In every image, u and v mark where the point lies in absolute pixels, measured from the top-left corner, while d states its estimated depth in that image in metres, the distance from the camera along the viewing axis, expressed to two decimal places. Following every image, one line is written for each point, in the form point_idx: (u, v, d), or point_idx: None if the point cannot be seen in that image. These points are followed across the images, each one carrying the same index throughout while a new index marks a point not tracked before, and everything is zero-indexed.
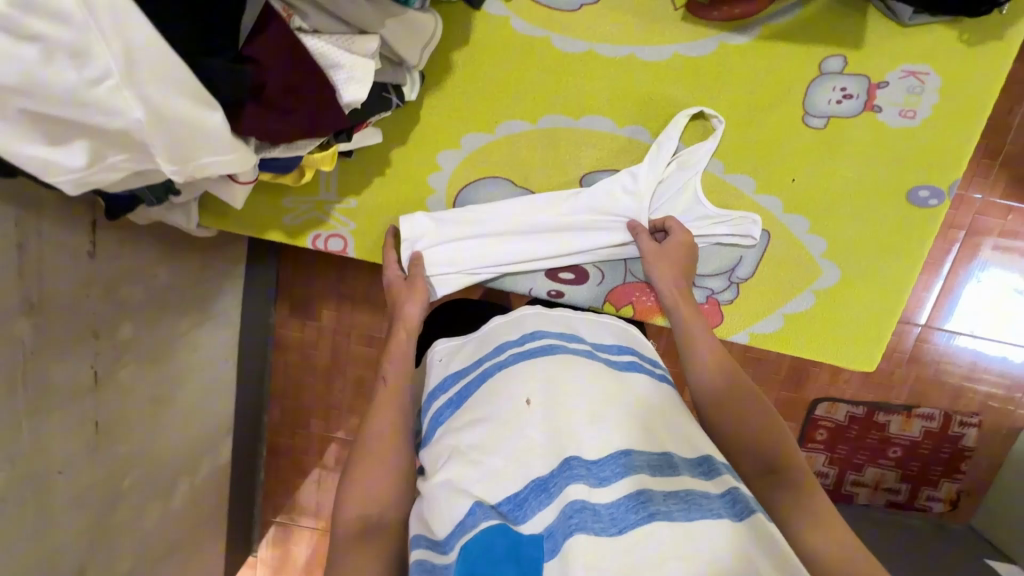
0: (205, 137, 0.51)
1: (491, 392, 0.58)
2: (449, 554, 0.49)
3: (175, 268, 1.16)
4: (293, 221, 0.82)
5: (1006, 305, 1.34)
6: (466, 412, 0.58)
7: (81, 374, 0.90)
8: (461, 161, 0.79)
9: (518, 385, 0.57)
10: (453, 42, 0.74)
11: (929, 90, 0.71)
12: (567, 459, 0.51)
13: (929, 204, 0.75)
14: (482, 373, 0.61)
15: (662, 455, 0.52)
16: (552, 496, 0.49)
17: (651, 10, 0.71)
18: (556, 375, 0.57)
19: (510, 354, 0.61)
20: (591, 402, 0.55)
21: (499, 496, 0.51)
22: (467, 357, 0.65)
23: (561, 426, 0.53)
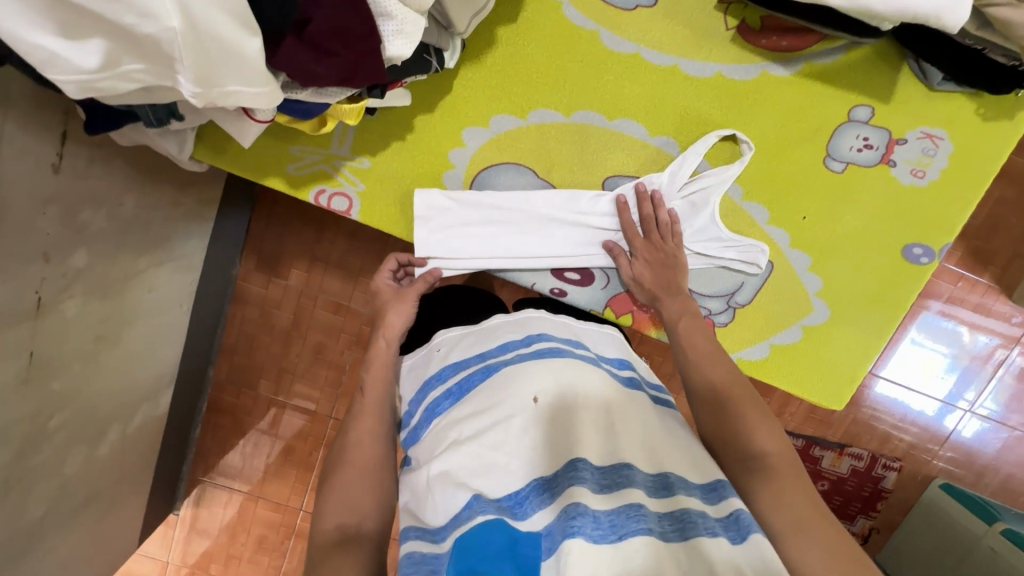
0: (235, 62, 0.47)
1: (496, 387, 0.56)
2: (441, 544, 0.48)
3: (143, 198, 1.07)
4: (297, 171, 0.76)
5: (939, 365, 1.45)
6: (466, 403, 0.57)
7: (24, 298, 0.81)
8: (487, 141, 0.76)
9: (524, 381, 0.55)
10: (499, 16, 0.71)
11: (941, 154, 0.75)
12: (572, 462, 0.50)
13: (920, 261, 0.79)
14: (485, 369, 0.59)
15: (660, 475, 0.50)
16: (555, 496, 0.48)
17: (703, 25, 0.71)
18: (564, 376, 0.56)
19: (516, 353, 0.60)
20: (597, 411, 0.54)
21: (500, 491, 0.49)
22: (469, 350, 0.63)
23: (566, 430, 0.52)
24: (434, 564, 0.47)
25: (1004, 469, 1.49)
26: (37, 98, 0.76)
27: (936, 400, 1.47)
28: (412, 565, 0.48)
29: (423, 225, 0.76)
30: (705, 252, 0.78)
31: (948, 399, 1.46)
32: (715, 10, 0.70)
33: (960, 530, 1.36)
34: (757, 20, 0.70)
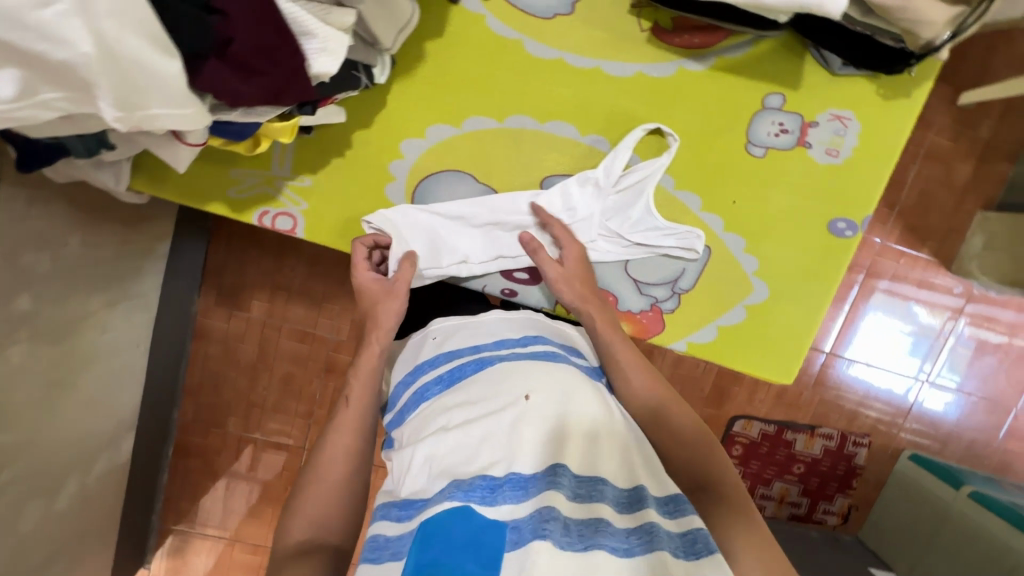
0: (153, 84, 0.47)
1: (489, 377, 0.60)
2: (405, 524, 0.52)
3: (89, 238, 1.05)
4: (238, 194, 0.77)
5: (900, 340, 1.51)
6: (459, 391, 0.61)
7: None
8: (425, 152, 0.78)
9: (521, 379, 0.58)
10: (425, 32, 0.74)
11: (850, 133, 0.80)
12: (554, 467, 0.52)
13: (845, 234, 0.84)
14: (478, 361, 0.64)
15: (634, 488, 0.54)
16: (530, 494, 0.50)
17: (619, 28, 0.75)
18: (558, 378, 0.59)
19: (511, 351, 0.64)
20: (587, 415, 0.57)
21: (477, 474, 0.52)
22: (465, 341, 0.68)
23: (551, 430, 0.55)
24: (396, 545, 0.51)
25: (965, 434, 1.56)
26: None
27: (894, 374, 1.53)
28: (377, 547, 0.51)
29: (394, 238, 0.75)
30: (643, 241, 0.82)
31: (903, 373, 1.53)
32: (629, 14, 0.75)
33: (930, 497, 1.41)
34: (669, 21, 0.75)
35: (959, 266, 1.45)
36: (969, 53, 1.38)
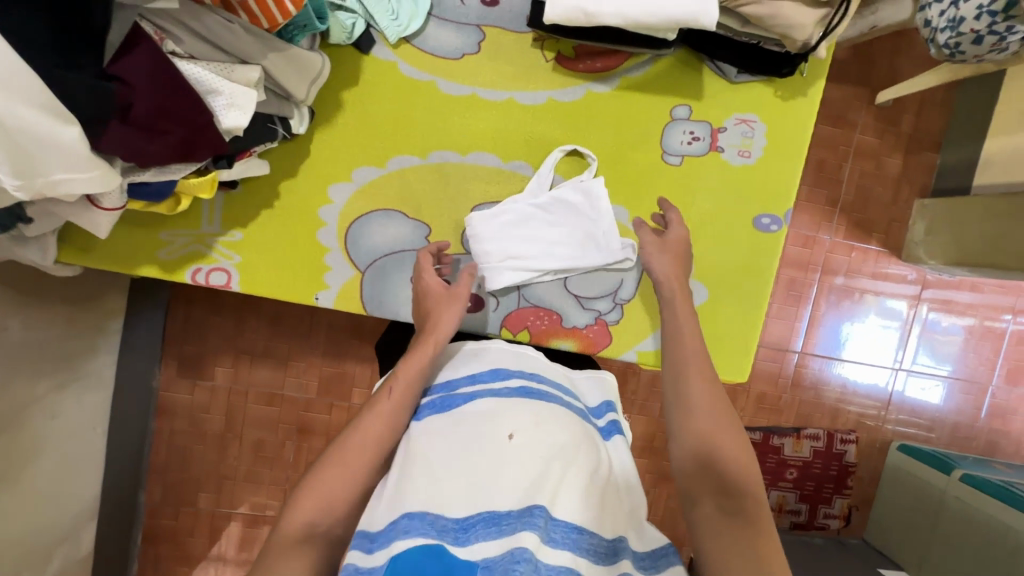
0: (52, 151, 0.48)
1: (482, 411, 0.58)
2: (375, 556, 0.50)
3: (33, 320, 1.03)
4: (169, 255, 0.77)
5: (879, 335, 1.53)
6: (446, 421, 0.58)
7: None
8: (353, 194, 0.80)
9: (508, 416, 0.57)
10: (342, 81, 0.77)
11: (758, 134, 0.85)
12: (532, 506, 0.50)
13: (770, 229, 0.87)
14: (470, 394, 0.61)
15: (613, 539, 0.52)
16: (502, 533, 0.48)
17: (526, 60, 0.80)
18: (545, 418, 0.57)
19: (506, 386, 0.62)
20: (574, 455, 0.55)
21: (451, 511, 0.50)
22: (462, 371, 0.66)
23: (533, 469, 0.52)
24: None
25: (949, 418, 1.56)
26: None
27: (868, 365, 1.54)
28: None
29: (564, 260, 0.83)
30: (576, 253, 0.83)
31: (875, 365, 1.54)
32: (532, 47, 0.79)
33: (922, 485, 1.40)
34: (571, 50, 0.80)
35: (908, 253, 1.50)
36: (879, 56, 1.46)
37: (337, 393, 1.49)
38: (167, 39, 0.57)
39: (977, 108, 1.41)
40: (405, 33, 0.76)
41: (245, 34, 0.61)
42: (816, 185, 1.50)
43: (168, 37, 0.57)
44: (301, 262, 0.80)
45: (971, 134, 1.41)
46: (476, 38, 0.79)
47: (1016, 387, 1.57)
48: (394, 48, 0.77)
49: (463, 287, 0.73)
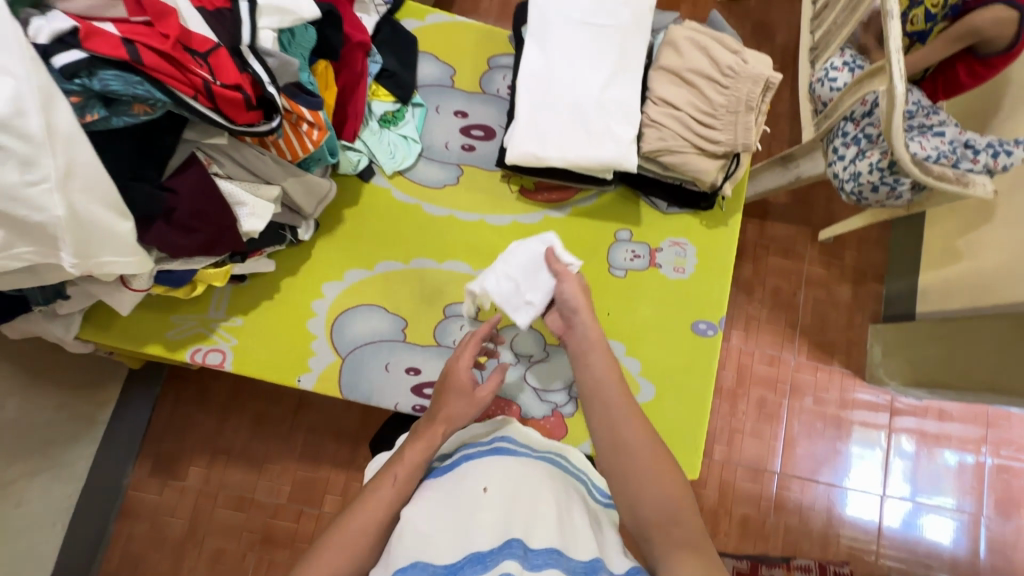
0: (108, 240, 0.63)
1: (459, 475, 0.66)
2: None
3: (28, 401, 1.11)
4: (176, 336, 0.88)
5: (890, 485, 1.51)
6: (428, 492, 0.65)
7: None
8: (343, 291, 0.93)
9: (480, 474, 0.64)
10: (345, 202, 0.95)
11: (690, 255, 1.01)
12: (509, 539, 0.55)
13: (708, 333, 0.99)
14: (449, 464, 0.69)
15: (592, 559, 0.55)
16: (488, 567, 0.52)
17: (496, 190, 0.99)
18: (513, 472, 0.65)
19: (477, 449, 0.70)
20: (546, 496, 0.61)
21: (441, 558, 0.55)
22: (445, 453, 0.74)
23: (509, 511, 0.58)
24: None
25: (948, 555, 1.48)
26: None
27: (852, 491, 1.51)
28: None
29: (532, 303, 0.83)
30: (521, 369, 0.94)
31: (860, 489, 1.51)
32: (501, 181, 0.99)
33: None
34: (532, 184, 0.99)
35: (871, 375, 1.56)
36: (817, 200, 1.68)
37: (309, 500, 1.45)
38: (213, 164, 0.74)
39: (909, 243, 1.59)
40: (399, 168, 0.96)
41: (273, 162, 0.78)
42: (775, 308, 1.62)
43: (214, 162, 0.74)
44: (289, 348, 0.90)
45: (908, 266, 1.56)
46: (455, 173, 0.99)
47: (1010, 519, 1.49)
48: (390, 178, 0.97)
49: (485, 391, 0.78)
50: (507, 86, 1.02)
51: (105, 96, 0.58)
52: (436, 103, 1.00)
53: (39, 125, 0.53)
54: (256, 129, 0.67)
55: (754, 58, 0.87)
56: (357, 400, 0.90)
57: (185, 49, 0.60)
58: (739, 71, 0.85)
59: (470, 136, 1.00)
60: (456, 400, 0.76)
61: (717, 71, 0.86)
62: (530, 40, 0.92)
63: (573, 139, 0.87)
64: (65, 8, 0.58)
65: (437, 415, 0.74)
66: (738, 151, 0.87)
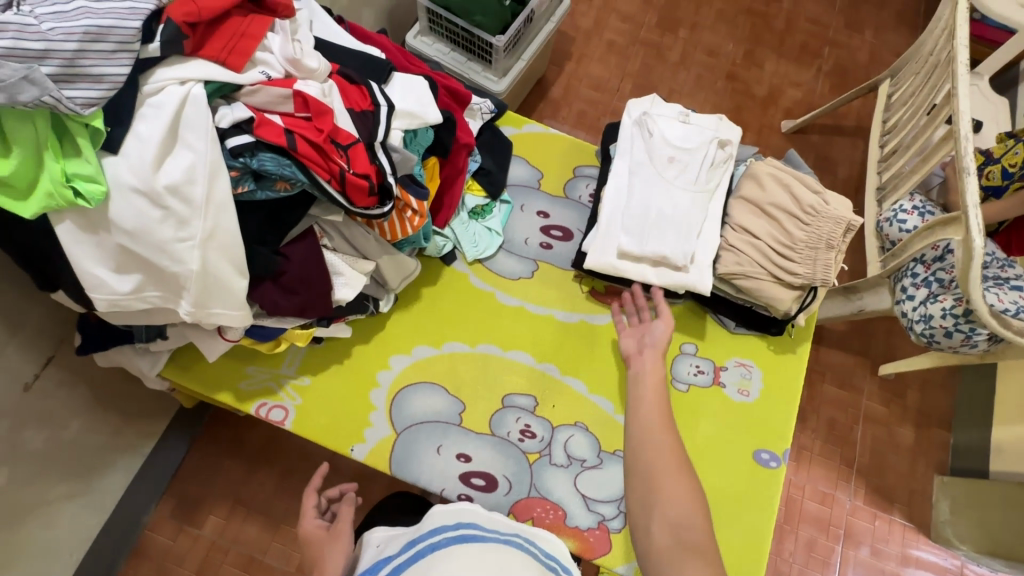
0: (224, 296, 0.68)
1: (428, 563, 0.64)
2: None
3: (90, 423, 1.15)
4: (246, 386, 0.92)
5: None
6: None
7: None
8: (409, 365, 0.95)
9: (448, 562, 0.63)
10: (424, 281, 1.01)
11: (755, 377, 1.00)
12: None
13: (770, 464, 0.94)
14: (414, 552, 0.68)
15: None
16: None
17: (568, 289, 1.03)
18: (483, 559, 0.64)
19: (442, 535, 0.69)
20: None
21: None
22: (402, 543, 0.71)
23: None
24: None
25: None
26: (44, 327, 0.94)
27: None
28: None
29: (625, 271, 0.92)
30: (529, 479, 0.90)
31: None
32: (573, 280, 1.03)
33: None
34: (602, 287, 1.03)
35: (937, 533, 1.41)
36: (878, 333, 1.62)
37: None
38: (325, 237, 0.81)
39: (981, 394, 1.49)
40: (480, 256, 1.02)
41: (375, 241, 0.85)
42: (828, 442, 1.51)
43: (325, 235, 0.81)
44: (349, 415, 0.91)
45: (979, 417, 1.46)
46: (531, 266, 1.03)
47: None
48: (470, 263, 1.02)
49: (340, 528, 0.83)
50: (588, 193, 1.09)
51: (256, 172, 0.66)
52: (522, 202, 1.08)
53: (202, 193, 0.61)
54: (370, 212, 0.73)
55: (836, 201, 0.90)
56: (405, 474, 0.89)
57: (332, 142, 0.68)
58: (820, 211, 0.89)
59: (549, 235, 1.06)
60: (319, 553, 0.80)
61: (798, 208, 0.90)
62: (621, 156, 0.98)
63: (667, 239, 0.90)
64: (246, 100, 0.65)
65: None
66: (815, 285, 0.89)
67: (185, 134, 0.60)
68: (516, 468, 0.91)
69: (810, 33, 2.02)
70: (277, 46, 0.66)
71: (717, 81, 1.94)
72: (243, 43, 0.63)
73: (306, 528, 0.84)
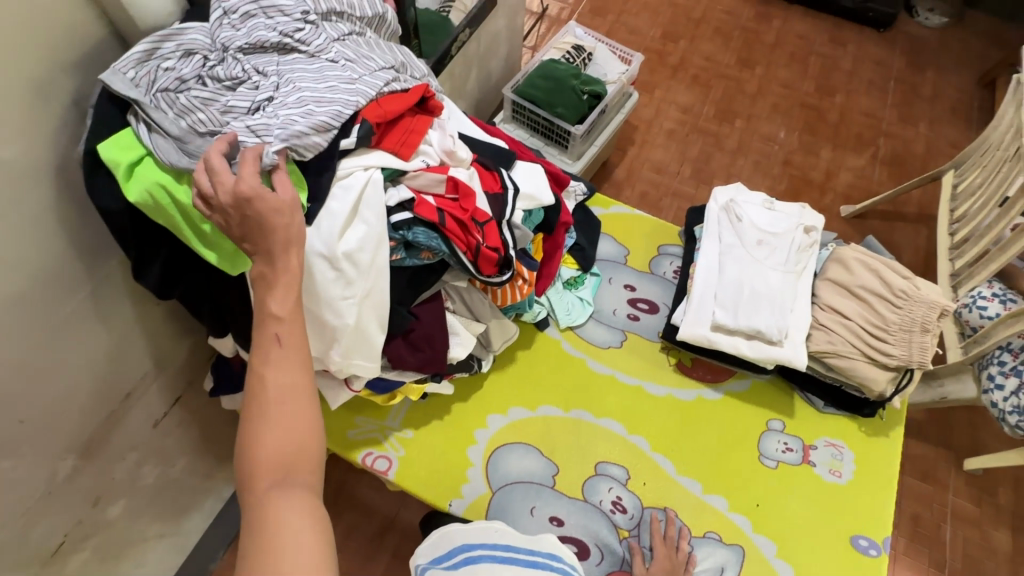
0: (367, 348, 0.77)
1: None
2: None
3: (196, 461, 1.20)
4: (354, 435, 0.98)
5: None
6: None
7: (49, 543, 0.92)
8: (504, 425, 0.99)
9: None
10: (519, 345, 1.07)
11: (847, 458, 0.98)
12: None
13: (870, 552, 0.91)
14: (532, 562, 0.76)
15: None
16: None
17: (654, 359, 1.07)
18: None
19: (560, 563, 0.77)
20: None
21: None
22: (521, 540, 0.79)
23: None
24: None
25: None
26: (181, 369, 1.03)
27: None
28: None
29: (720, 342, 0.96)
30: (603, 537, 0.92)
31: None
32: (660, 352, 1.08)
33: None
34: (688, 360, 1.07)
35: None
36: (958, 422, 1.53)
37: None
38: (448, 300, 0.90)
39: None
40: (572, 324, 1.09)
41: (488, 305, 0.93)
42: (915, 540, 1.39)
43: (449, 299, 0.90)
44: (447, 471, 0.95)
45: None
46: (619, 336, 1.09)
47: None
48: (562, 330, 1.09)
49: (291, 195, 0.61)
50: (673, 270, 1.16)
51: (407, 242, 0.77)
52: (610, 276, 1.16)
53: (368, 259, 0.72)
54: (493, 280, 0.82)
55: (926, 287, 0.96)
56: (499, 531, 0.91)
57: (473, 220, 0.78)
58: (912, 295, 0.94)
59: (636, 307, 1.12)
60: (277, 226, 0.58)
61: (889, 292, 0.96)
62: (709, 238, 1.05)
63: (761, 316, 0.95)
64: (409, 182, 0.77)
65: (274, 253, 0.59)
66: (911, 367, 0.92)
67: (364, 211, 0.71)
68: (607, 540, 0.92)
69: (864, 125, 2.11)
70: (436, 140, 0.80)
71: (774, 167, 2.03)
72: (411, 137, 0.76)
73: (247, 183, 0.56)
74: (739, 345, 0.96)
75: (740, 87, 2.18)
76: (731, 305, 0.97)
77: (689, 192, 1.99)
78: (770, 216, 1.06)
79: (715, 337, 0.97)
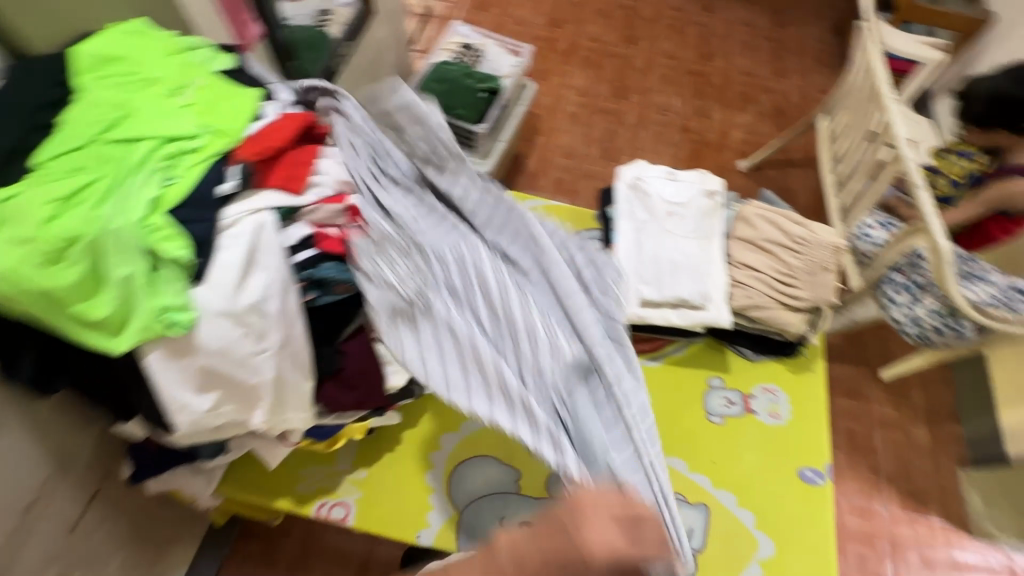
0: (294, 400, 0.72)
1: None
2: None
3: (132, 553, 1.08)
4: (305, 488, 0.93)
5: None
6: None
7: None
8: (459, 442, 0.97)
9: None
10: None
11: (782, 399, 1.05)
12: None
13: (816, 481, 0.98)
14: None
15: None
16: None
17: None
18: None
19: None
20: None
21: None
22: None
23: None
24: None
25: None
26: (92, 461, 0.92)
27: None
28: None
29: (651, 315, 0.99)
30: None
31: None
32: None
33: None
34: None
35: (977, 528, 1.44)
36: (869, 339, 1.68)
37: None
38: None
39: (974, 382, 1.57)
40: None
41: None
42: (853, 453, 1.53)
43: None
44: (409, 502, 0.93)
45: (984, 407, 1.52)
46: None
47: None
48: None
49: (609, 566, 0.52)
50: None
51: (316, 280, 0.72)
52: None
53: (276, 306, 0.66)
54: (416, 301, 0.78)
55: (820, 230, 1.04)
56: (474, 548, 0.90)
57: None
58: (809, 241, 1.02)
59: None
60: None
61: (789, 240, 1.03)
62: (623, 217, 1.08)
63: (682, 285, 0.99)
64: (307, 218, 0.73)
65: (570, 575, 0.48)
66: (819, 307, 1.00)
67: (262, 257, 0.66)
68: None
69: (745, 84, 2.26)
70: (329, 169, 0.76)
71: (674, 135, 2.13)
72: (299, 170, 0.72)
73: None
74: (667, 314, 0.99)
75: (629, 63, 2.26)
76: (653, 278, 1.01)
77: (600, 171, 2.04)
78: (674, 186, 1.10)
79: (645, 310, 0.99)
